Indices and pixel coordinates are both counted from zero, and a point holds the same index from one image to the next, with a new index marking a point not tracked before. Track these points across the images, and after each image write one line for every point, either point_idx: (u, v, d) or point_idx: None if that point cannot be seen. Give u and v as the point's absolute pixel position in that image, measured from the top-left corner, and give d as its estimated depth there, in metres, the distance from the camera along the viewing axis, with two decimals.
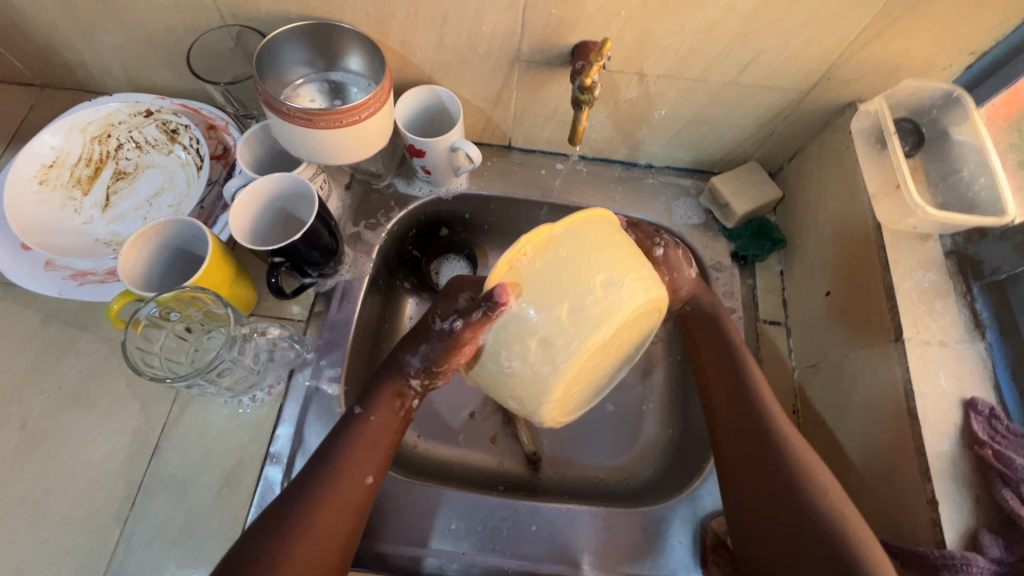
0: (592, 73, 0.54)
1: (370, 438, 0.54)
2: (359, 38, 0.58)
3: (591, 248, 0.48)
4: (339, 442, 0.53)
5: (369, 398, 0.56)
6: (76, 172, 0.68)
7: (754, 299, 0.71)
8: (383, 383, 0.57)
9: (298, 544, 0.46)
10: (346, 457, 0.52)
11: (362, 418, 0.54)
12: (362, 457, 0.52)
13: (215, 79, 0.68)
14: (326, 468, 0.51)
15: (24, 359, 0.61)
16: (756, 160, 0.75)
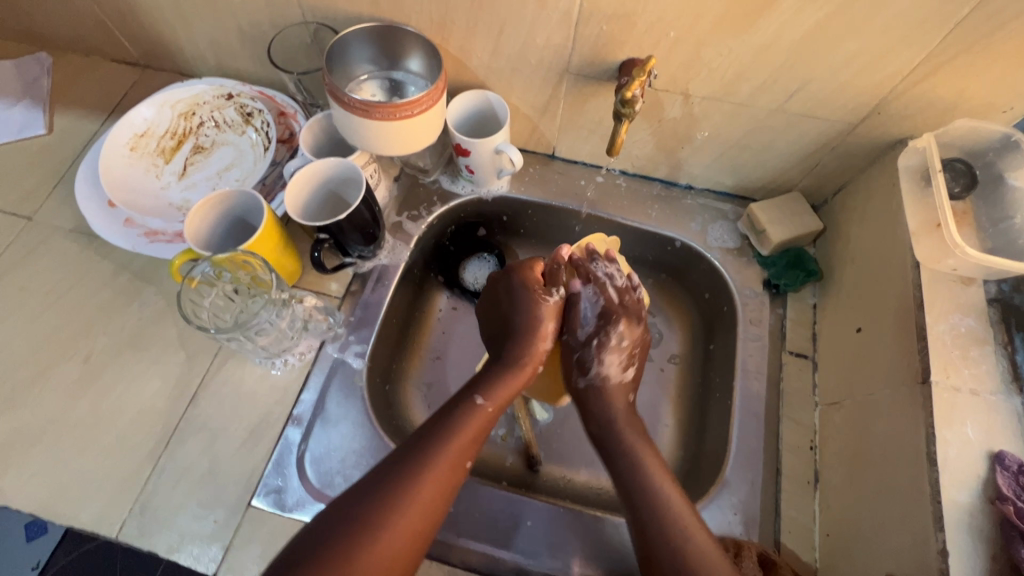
0: (633, 87, 0.56)
1: (479, 429, 0.55)
2: (421, 41, 0.63)
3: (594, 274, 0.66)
4: (457, 426, 0.54)
5: (488, 390, 0.58)
6: (161, 143, 0.76)
7: (782, 329, 0.70)
8: (506, 378, 0.60)
9: (393, 522, 0.47)
10: (456, 442, 0.53)
11: (482, 408, 0.56)
12: (467, 445, 0.54)
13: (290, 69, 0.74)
14: (435, 447, 0.52)
15: (96, 301, 0.69)
16: (799, 190, 0.74)
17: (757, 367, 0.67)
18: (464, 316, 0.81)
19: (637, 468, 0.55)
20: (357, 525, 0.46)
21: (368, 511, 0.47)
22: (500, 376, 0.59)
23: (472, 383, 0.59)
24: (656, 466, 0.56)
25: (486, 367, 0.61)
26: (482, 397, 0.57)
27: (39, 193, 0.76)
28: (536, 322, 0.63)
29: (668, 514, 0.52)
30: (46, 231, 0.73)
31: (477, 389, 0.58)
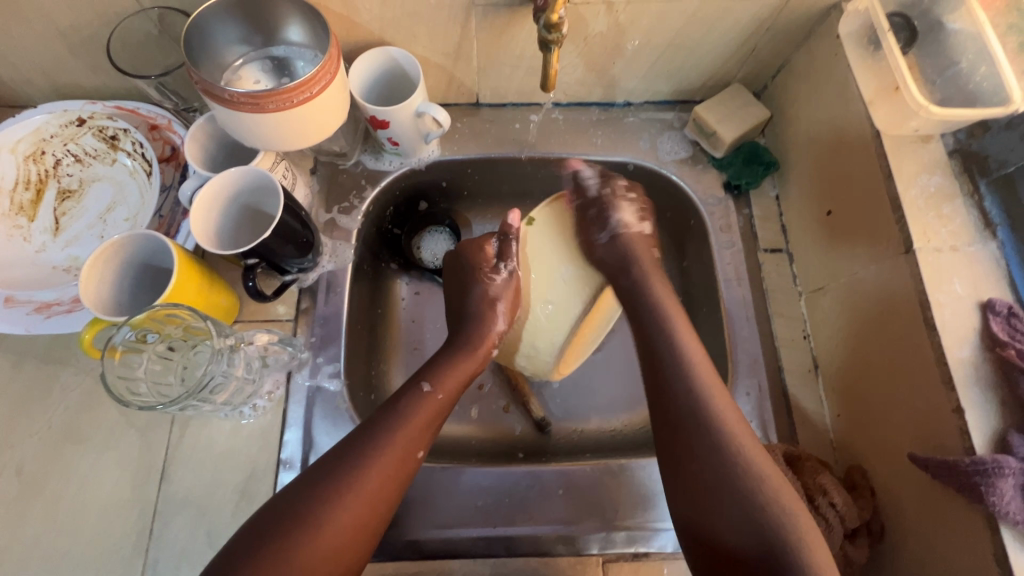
0: (557, 7, 0.49)
1: (427, 419, 0.53)
2: (296, 4, 0.52)
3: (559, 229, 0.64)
4: (404, 414, 0.52)
5: (438, 378, 0.56)
6: (16, 198, 0.63)
7: (752, 229, 0.69)
8: (454, 362, 0.58)
9: (324, 531, 0.45)
10: (403, 430, 0.51)
11: (431, 395, 0.54)
12: (413, 439, 0.51)
13: (146, 73, 0.62)
14: (380, 446, 0.50)
15: (5, 403, 0.58)
16: (739, 82, 0.70)
17: (737, 273, 0.66)
18: (431, 298, 0.76)
19: (682, 373, 0.53)
20: (296, 523, 0.45)
21: (306, 509, 0.45)
22: (447, 362, 0.58)
23: (421, 371, 0.57)
24: (709, 376, 0.53)
25: (437, 356, 0.60)
26: (430, 384, 0.55)
27: None
28: (481, 305, 0.62)
29: (714, 424, 0.49)
30: None
31: (425, 375, 0.56)
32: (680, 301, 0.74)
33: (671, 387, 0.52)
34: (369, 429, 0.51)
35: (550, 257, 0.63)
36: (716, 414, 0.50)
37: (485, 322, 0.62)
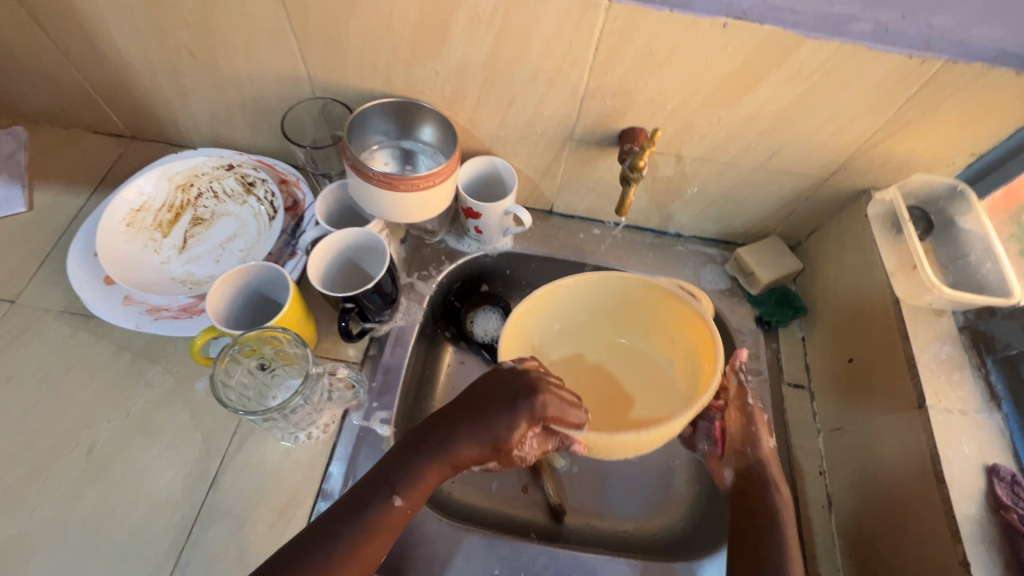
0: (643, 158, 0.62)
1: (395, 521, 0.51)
2: (437, 116, 0.67)
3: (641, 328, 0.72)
4: (371, 530, 0.50)
5: (409, 488, 0.52)
6: (159, 217, 0.75)
7: (778, 362, 0.76)
8: (433, 480, 0.53)
9: None
10: (366, 547, 0.50)
11: (397, 508, 0.51)
12: (373, 551, 0.50)
13: (299, 140, 0.76)
14: (333, 555, 0.49)
15: (95, 387, 0.65)
16: (776, 235, 0.82)
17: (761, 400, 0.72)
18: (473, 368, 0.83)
19: (775, 509, 0.57)
20: None
21: None
22: (428, 477, 0.53)
23: (395, 474, 0.52)
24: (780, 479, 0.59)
25: (419, 454, 0.53)
26: (401, 497, 0.52)
27: (22, 272, 0.72)
28: (498, 415, 0.52)
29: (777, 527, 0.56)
30: (32, 314, 0.69)
31: (396, 483, 0.52)
32: None
33: (751, 488, 0.59)
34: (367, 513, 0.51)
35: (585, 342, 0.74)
36: (774, 504, 0.57)
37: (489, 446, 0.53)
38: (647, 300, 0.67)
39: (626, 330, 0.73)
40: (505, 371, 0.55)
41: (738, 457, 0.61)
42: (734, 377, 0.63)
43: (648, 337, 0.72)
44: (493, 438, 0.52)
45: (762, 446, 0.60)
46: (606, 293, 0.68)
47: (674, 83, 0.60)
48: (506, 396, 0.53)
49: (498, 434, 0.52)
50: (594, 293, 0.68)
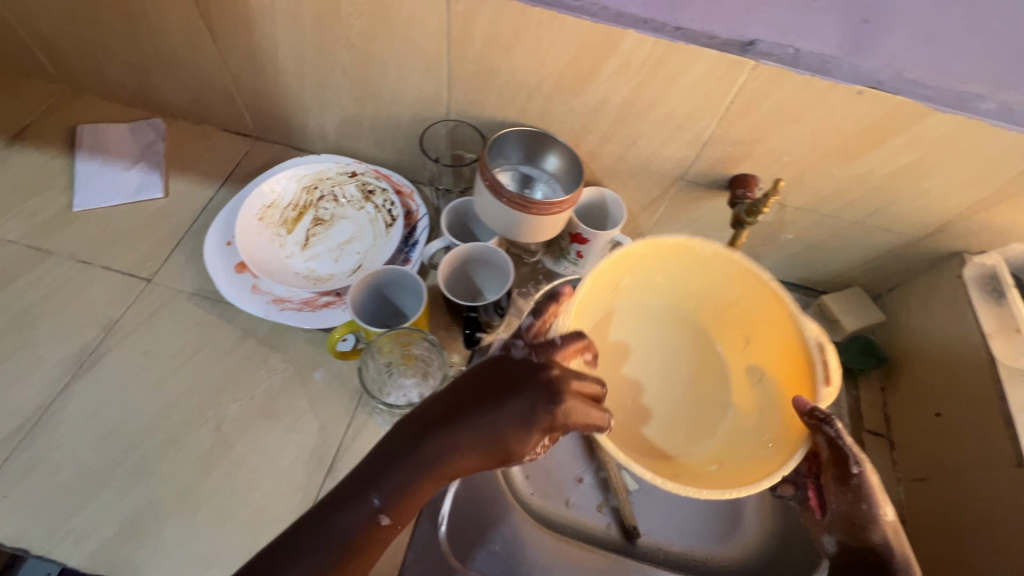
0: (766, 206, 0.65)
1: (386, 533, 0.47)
2: (564, 149, 0.72)
3: (711, 341, 0.68)
4: (352, 548, 0.46)
5: (398, 504, 0.47)
6: (285, 214, 0.80)
7: (859, 409, 0.78)
8: (426, 494, 0.48)
9: None
10: (347, 561, 0.46)
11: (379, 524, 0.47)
12: (352, 564, 0.47)
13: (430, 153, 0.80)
14: (313, 568, 0.46)
15: (222, 368, 0.69)
16: (860, 287, 0.85)
17: None
18: None
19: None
20: None
21: None
22: (420, 495, 0.47)
23: (379, 487, 0.47)
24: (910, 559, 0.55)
25: (415, 466, 0.47)
26: (389, 515, 0.47)
27: (157, 253, 0.77)
28: (517, 420, 0.46)
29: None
30: (166, 293, 0.74)
31: (381, 496, 0.47)
32: None
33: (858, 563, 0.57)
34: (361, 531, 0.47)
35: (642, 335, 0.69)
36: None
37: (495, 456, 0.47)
38: (760, 324, 0.60)
39: (723, 337, 0.67)
40: (533, 366, 0.48)
41: (848, 528, 0.56)
42: (823, 437, 0.50)
43: (745, 358, 0.64)
44: (516, 448, 0.46)
45: (880, 516, 0.54)
46: (732, 281, 0.61)
47: (797, 137, 0.64)
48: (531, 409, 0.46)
49: (507, 446, 0.46)
50: (724, 279, 0.61)
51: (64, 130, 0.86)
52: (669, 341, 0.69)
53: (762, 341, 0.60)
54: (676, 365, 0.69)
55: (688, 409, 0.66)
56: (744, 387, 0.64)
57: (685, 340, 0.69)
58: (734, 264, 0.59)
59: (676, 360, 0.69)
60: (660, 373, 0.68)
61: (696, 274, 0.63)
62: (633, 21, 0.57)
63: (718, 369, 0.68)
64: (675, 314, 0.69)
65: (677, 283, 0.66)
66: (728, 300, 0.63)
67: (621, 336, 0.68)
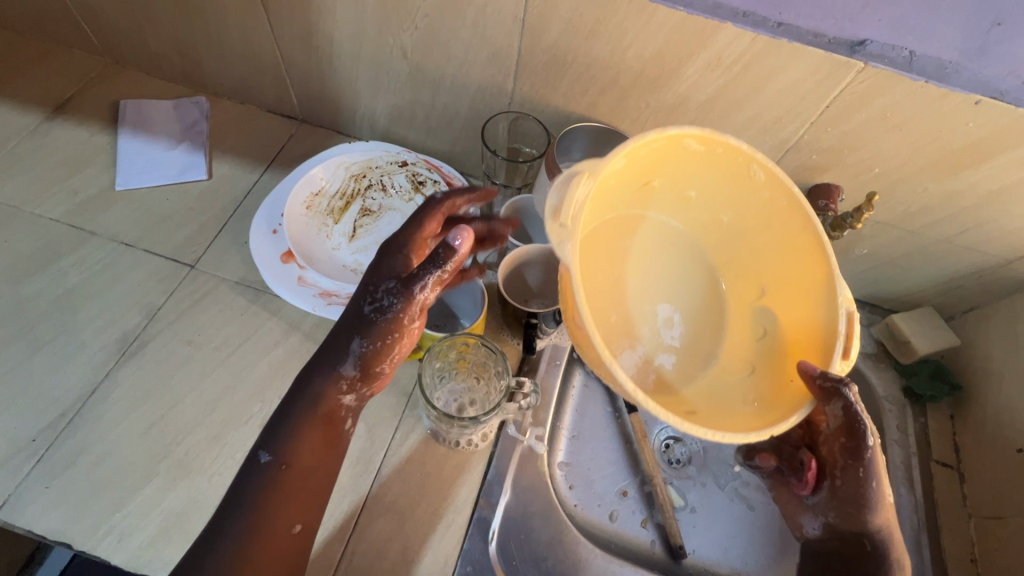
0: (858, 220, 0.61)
1: (299, 485, 0.50)
2: None
3: (700, 222, 0.58)
4: (260, 505, 0.48)
5: (274, 443, 0.50)
6: (332, 203, 0.77)
7: (927, 438, 0.74)
8: (314, 434, 0.51)
9: None
10: (273, 511, 0.48)
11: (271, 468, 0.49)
12: (286, 509, 0.49)
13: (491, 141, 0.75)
14: (237, 532, 0.47)
15: (268, 362, 0.66)
16: (930, 306, 0.80)
17: (907, 475, 0.71)
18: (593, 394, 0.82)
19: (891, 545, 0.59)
20: None
21: None
22: (312, 434, 0.51)
23: (268, 432, 0.51)
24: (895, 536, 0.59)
25: (295, 405, 0.50)
26: (270, 454, 0.50)
27: (201, 238, 0.74)
28: (393, 327, 0.49)
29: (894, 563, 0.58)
30: (209, 281, 0.71)
31: (263, 442, 0.50)
32: None
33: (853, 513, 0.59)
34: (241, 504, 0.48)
35: (668, 258, 0.60)
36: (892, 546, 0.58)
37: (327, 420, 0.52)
38: (794, 278, 0.51)
39: (734, 274, 0.58)
40: (378, 276, 0.51)
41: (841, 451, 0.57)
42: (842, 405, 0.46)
43: (766, 300, 0.54)
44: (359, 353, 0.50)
45: (881, 500, 0.56)
46: (768, 224, 0.53)
47: (894, 148, 0.60)
48: (364, 355, 0.50)
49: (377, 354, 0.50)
50: (762, 207, 0.52)
51: (106, 105, 0.83)
52: (675, 268, 0.60)
53: (783, 293, 0.53)
54: (684, 309, 0.59)
55: (679, 344, 0.58)
56: (742, 344, 0.56)
57: (688, 267, 0.60)
58: (788, 198, 0.49)
59: (677, 290, 0.60)
60: (659, 301, 0.60)
61: (732, 194, 0.53)
62: (732, 13, 0.53)
63: (720, 318, 0.58)
64: (692, 247, 0.59)
65: (706, 207, 0.56)
66: (760, 235, 0.54)
67: (631, 245, 0.59)
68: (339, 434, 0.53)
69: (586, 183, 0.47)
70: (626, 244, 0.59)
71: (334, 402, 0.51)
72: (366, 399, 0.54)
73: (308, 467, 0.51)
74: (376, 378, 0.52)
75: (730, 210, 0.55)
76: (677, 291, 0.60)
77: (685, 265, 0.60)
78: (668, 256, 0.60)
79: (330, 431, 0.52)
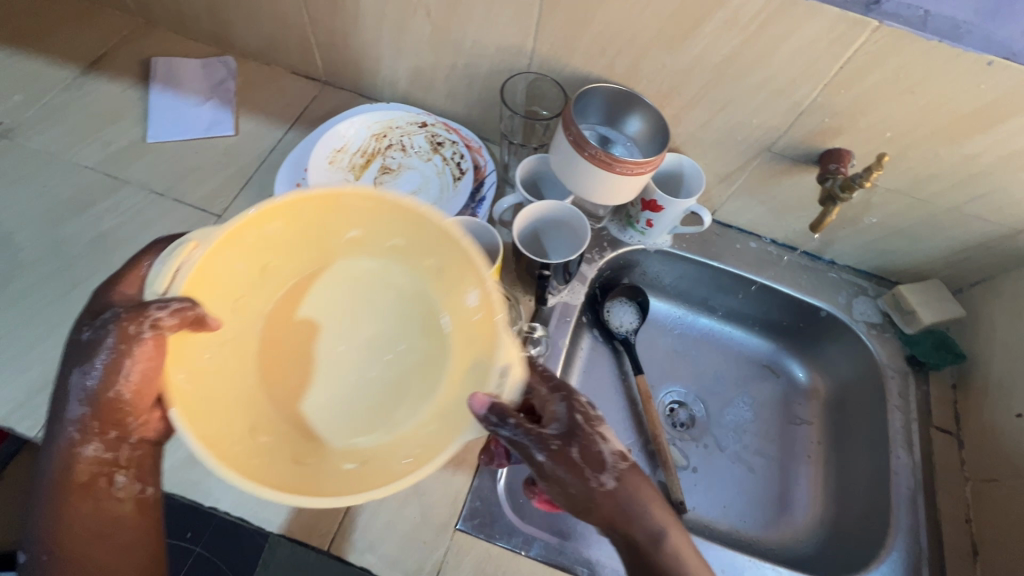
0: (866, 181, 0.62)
1: (70, 574, 0.42)
2: (647, 108, 0.68)
3: (382, 254, 0.54)
4: None
5: (32, 535, 0.42)
6: (354, 160, 0.79)
7: (928, 405, 0.76)
8: (66, 516, 0.42)
9: None
10: None
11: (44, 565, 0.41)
12: None
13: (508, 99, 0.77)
14: None
15: None
16: (938, 279, 0.81)
17: (907, 439, 0.72)
18: (599, 357, 0.85)
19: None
20: None
21: None
22: (49, 516, 0.42)
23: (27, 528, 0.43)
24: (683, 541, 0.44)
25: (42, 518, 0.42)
26: (29, 550, 0.42)
27: (227, 191, 0.77)
28: (108, 391, 0.42)
29: None
30: None
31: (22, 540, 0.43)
32: (832, 442, 0.82)
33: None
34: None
35: (368, 296, 0.55)
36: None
37: (82, 490, 0.43)
38: (472, 326, 0.49)
39: (445, 303, 0.52)
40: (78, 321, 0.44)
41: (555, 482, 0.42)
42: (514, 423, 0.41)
43: (454, 361, 0.51)
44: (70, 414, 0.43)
45: (646, 503, 0.43)
46: (444, 263, 0.50)
47: (905, 112, 0.61)
48: (89, 391, 0.42)
49: (114, 416, 0.43)
50: (398, 225, 0.49)
51: (137, 62, 0.86)
52: (382, 305, 0.55)
53: (467, 329, 0.50)
54: (356, 354, 0.55)
55: (363, 415, 0.52)
56: (454, 383, 0.50)
57: (382, 295, 0.55)
58: (458, 248, 0.47)
59: (368, 325, 0.55)
60: (343, 347, 0.55)
61: (416, 240, 0.50)
62: None
63: (428, 365, 0.53)
64: (395, 302, 0.55)
65: (398, 233, 0.51)
66: (433, 265, 0.51)
67: (309, 313, 0.55)
68: (133, 490, 0.45)
69: (198, 248, 0.42)
70: (334, 276, 0.55)
71: (73, 458, 0.43)
72: (126, 445, 0.45)
73: (97, 533, 0.43)
74: (117, 407, 0.43)
75: (433, 270, 0.52)
76: (394, 389, 0.53)
77: (423, 350, 0.54)
78: (352, 290, 0.55)
79: (83, 494, 0.43)
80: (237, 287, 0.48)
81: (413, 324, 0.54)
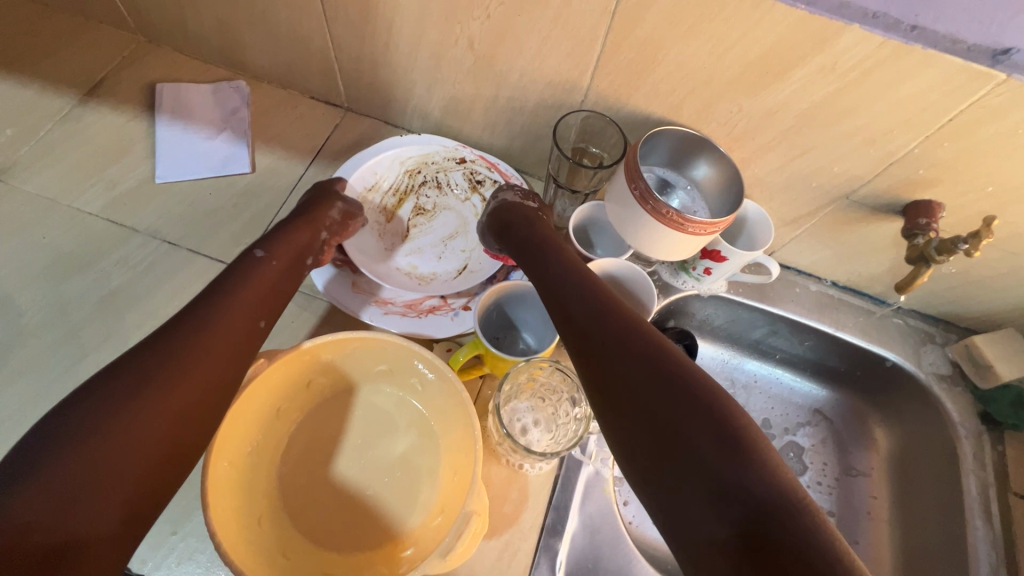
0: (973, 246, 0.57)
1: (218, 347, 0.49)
2: (718, 154, 0.61)
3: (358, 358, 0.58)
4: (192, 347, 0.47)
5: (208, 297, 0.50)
6: (385, 200, 0.73)
7: (1005, 470, 0.70)
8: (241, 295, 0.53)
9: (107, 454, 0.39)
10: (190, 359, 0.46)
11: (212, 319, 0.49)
12: (206, 369, 0.46)
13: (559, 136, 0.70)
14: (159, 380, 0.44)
15: None
16: (1013, 327, 0.76)
17: (985, 508, 0.67)
18: None
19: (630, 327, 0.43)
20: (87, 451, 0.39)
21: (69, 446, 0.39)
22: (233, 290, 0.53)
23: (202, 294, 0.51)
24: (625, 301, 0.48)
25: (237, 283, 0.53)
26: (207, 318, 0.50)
27: (246, 238, 0.70)
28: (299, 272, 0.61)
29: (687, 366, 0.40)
30: None
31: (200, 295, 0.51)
32: (896, 499, 0.77)
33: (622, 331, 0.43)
34: (110, 387, 0.42)
35: (390, 424, 0.60)
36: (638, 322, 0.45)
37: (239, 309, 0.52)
38: (452, 459, 0.57)
39: (426, 406, 0.59)
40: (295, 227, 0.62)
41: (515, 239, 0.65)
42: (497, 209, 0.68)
43: (431, 472, 0.57)
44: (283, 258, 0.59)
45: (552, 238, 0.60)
46: (459, 418, 0.56)
47: (1015, 167, 0.54)
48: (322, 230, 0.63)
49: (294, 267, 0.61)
50: (401, 359, 0.57)
51: (141, 87, 0.78)
52: (389, 432, 0.59)
53: (458, 458, 0.56)
54: (370, 462, 0.58)
55: (363, 511, 0.55)
56: (451, 490, 0.55)
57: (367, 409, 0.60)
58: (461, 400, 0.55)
59: (383, 432, 0.59)
60: (359, 449, 0.58)
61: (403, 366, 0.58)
62: (860, 14, 0.47)
63: (431, 479, 0.57)
64: (411, 413, 0.60)
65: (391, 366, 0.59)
66: (443, 408, 0.58)
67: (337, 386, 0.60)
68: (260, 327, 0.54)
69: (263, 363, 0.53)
70: (358, 372, 0.60)
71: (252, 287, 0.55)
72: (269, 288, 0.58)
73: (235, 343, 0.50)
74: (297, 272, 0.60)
75: (348, 349, 0.57)
76: (381, 488, 0.57)
77: (439, 457, 0.58)
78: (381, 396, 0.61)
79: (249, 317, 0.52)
80: (280, 407, 0.57)
81: (412, 422, 0.60)
